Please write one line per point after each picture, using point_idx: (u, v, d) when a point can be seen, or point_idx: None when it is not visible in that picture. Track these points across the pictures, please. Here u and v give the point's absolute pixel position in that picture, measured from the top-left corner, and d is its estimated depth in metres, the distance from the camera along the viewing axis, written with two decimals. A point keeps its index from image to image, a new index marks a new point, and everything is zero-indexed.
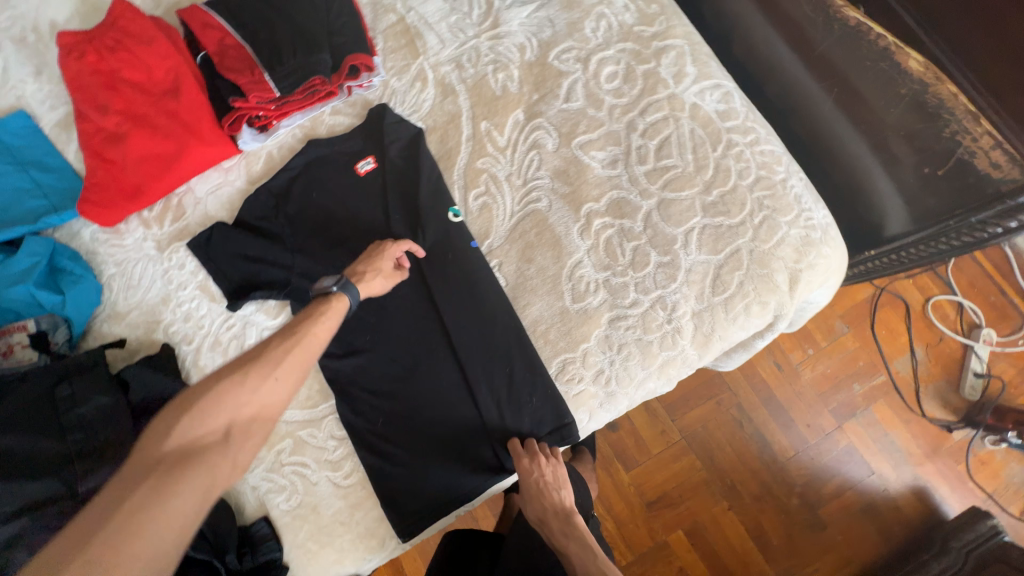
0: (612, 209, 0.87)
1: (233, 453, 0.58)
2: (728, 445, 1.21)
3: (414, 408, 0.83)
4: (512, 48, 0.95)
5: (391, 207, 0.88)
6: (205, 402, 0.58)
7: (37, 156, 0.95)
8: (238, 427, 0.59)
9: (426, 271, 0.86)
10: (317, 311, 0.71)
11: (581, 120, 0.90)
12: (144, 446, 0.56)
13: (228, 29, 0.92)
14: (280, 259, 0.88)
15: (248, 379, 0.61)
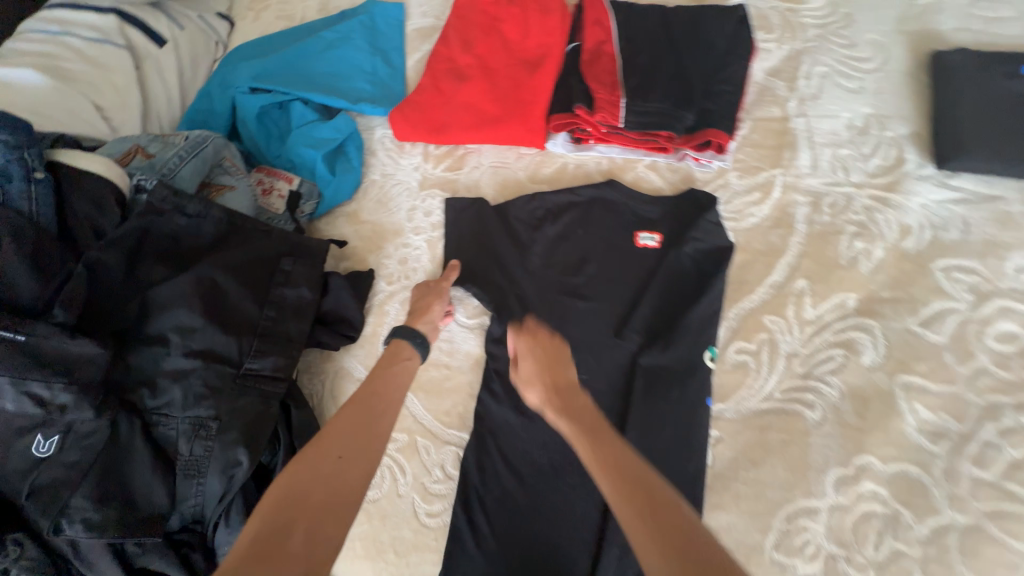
0: (896, 486, 0.64)
1: (338, 502, 0.51)
2: None
3: (532, 511, 0.70)
4: (893, 223, 0.74)
5: (646, 298, 0.76)
6: (309, 456, 0.53)
7: (388, 47, 0.99)
8: (338, 484, 0.52)
9: (640, 387, 0.71)
10: (386, 358, 0.67)
11: (928, 359, 0.68)
12: (267, 493, 0.50)
13: (614, 37, 0.85)
14: (509, 268, 0.81)
15: (338, 438, 0.55)
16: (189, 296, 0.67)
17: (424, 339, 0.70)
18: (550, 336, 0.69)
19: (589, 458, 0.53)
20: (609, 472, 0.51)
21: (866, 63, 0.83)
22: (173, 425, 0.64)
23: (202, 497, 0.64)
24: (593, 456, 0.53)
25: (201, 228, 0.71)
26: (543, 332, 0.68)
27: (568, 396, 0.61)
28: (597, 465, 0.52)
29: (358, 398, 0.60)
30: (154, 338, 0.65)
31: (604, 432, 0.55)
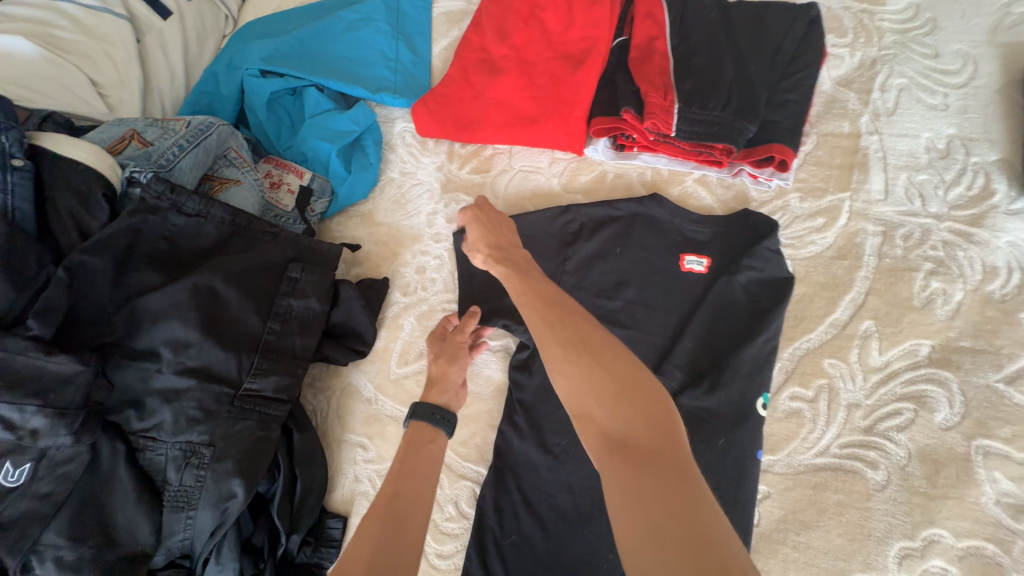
0: (969, 564, 0.57)
1: None
2: None
3: (555, 562, 0.64)
4: (976, 263, 0.66)
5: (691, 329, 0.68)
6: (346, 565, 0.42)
7: (413, 31, 0.90)
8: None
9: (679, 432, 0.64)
10: (407, 440, 0.57)
11: (1012, 422, 0.60)
12: None
13: (669, 32, 0.76)
14: None
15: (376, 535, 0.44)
16: (184, 306, 0.59)
17: (445, 416, 0.61)
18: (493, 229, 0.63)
19: (552, 343, 0.47)
20: (573, 356, 0.45)
21: (953, 76, 0.73)
22: (161, 451, 0.57)
23: (192, 531, 0.58)
24: (560, 343, 0.46)
25: (202, 230, 0.64)
26: (498, 234, 0.63)
27: (532, 284, 0.54)
28: (560, 350, 0.46)
29: (388, 489, 0.50)
30: (144, 352, 0.58)
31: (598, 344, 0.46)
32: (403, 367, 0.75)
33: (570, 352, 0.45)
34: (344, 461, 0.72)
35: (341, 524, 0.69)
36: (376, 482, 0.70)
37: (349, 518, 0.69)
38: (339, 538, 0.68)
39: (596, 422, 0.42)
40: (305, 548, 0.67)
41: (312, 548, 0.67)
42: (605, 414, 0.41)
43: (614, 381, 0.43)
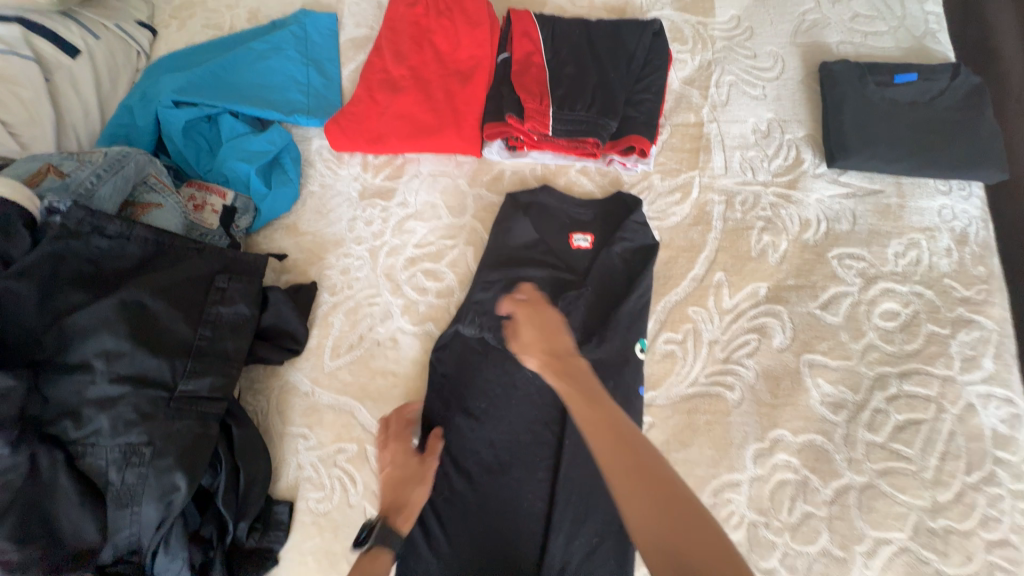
0: (805, 454, 0.72)
1: None
2: None
3: (480, 507, 0.73)
4: (795, 218, 0.83)
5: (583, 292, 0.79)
6: None
7: (321, 57, 0.99)
8: None
9: None
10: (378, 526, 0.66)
11: (827, 339, 0.76)
12: None
13: (542, 48, 0.89)
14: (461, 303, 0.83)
15: None
16: (113, 321, 0.64)
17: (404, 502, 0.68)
18: (558, 343, 0.66)
19: (607, 455, 0.54)
20: (635, 481, 0.52)
21: (768, 72, 0.91)
22: (101, 455, 0.62)
23: (139, 527, 0.62)
24: (609, 449, 0.55)
25: (125, 250, 0.69)
26: (550, 341, 0.66)
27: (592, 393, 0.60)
28: (608, 455, 0.54)
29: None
30: (76, 366, 0.62)
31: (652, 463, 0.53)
32: (336, 359, 0.83)
33: (618, 466, 0.53)
34: (286, 452, 0.78)
35: (286, 508, 0.74)
36: (317, 466, 0.77)
37: (294, 502, 0.75)
38: (285, 521, 0.74)
39: (655, 541, 0.49)
40: (253, 534, 0.72)
41: (259, 533, 0.72)
42: (659, 532, 0.49)
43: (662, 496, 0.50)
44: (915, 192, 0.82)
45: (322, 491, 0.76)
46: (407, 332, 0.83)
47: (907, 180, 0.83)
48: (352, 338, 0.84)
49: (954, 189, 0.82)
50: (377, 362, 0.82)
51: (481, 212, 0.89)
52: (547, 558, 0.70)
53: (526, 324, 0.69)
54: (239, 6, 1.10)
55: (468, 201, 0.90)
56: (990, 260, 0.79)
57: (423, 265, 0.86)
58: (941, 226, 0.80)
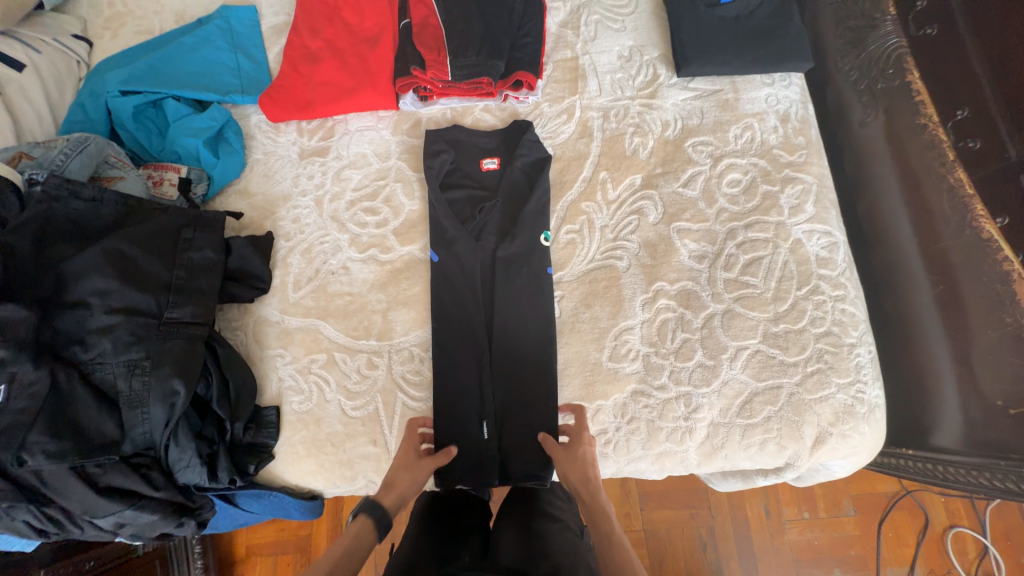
0: (680, 296, 0.91)
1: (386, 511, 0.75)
2: (683, 564, 1.28)
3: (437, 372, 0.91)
4: (657, 120, 1.02)
5: (493, 207, 0.98)
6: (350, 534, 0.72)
7: (248, 44, 1.13)
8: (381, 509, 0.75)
9: (499, 272, 0.94)
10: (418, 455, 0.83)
11: (689, 209, 0.96)
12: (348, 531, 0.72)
13: (434, 9, 1.06)
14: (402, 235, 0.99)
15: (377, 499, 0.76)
16: (100, 265, 0.78)
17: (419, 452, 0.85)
18: (589, 477, 0.79)
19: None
20: None
21: (624, 9, 1.10)
22: (109, 370, 0.76)
23: (149, 424, 0.76)
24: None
25: (101, 211, 0.82)
26: (574, 472, 0.80)
27: (605, 528, 0.73)
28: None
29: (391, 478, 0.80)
30: (75, 303, 0.76)
31: None
32: (299, 291, 0.98)
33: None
34: (268, 369, 0.93)
35: (274, 411, 0.90)
36: (295, 376, 0.92)
37: (280, 407, 0.90)
38: (274, 421, 0.89)
39: None
40: (249, 432, 0.87)
41: (254, 431, 0.87)
42: None
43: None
44: (746, 87, 1.03)
45: (301, 395, 0.91)
46: (356, 260, 0.99)
47: (740, 78, 1.04)
48: (310, 272, 0.99)
49: (777, 81, 1.03)
50: (334, 287, 0.98)
51: (405, 154, 1.05)
52: (491, 400, 0.90)
53: (576, 465, 0.80)
54: (165, 10, 1.22)
55: (393, 147, 1.06)
56: (807, 131, 1.00)
57: (362, 204, 1.02)
58: (768, 110, 1.01)
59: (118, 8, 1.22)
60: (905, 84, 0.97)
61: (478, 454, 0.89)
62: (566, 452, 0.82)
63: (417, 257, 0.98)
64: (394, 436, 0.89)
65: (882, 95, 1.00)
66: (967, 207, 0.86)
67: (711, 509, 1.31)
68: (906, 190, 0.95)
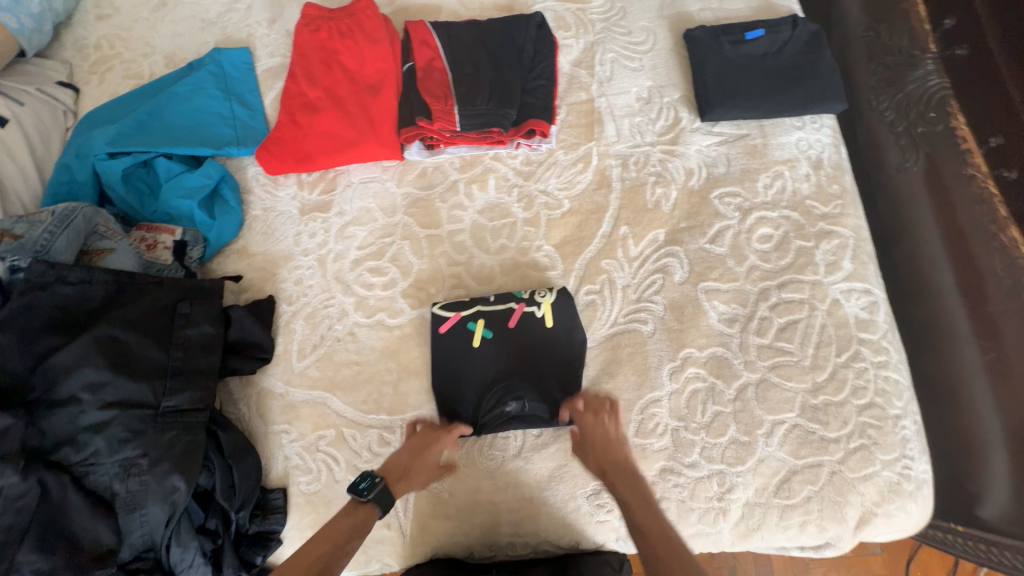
0: (710, 364, 0.85)
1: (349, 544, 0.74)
2: None
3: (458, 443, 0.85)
4: (680, 169, 0.96)
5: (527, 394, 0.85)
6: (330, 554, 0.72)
7: (243, 90, 1.07)
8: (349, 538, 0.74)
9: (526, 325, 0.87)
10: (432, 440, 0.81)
11: (718, 267, 0.90)
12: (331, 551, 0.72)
13: (441, 53, 0.99)
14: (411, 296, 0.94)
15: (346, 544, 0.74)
16: (91, 355, 0.73)
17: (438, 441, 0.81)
18: (615, 447, 0.78)
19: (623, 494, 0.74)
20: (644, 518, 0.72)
21: (641, 46, 1.04)
22: (103, 472, 0.71)
23: (149, 526, 0.72)
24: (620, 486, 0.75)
25: (90, 294, 0.77)
26: (600, 455, 0.77)
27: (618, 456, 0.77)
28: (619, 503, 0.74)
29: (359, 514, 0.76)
30: (64, 401, 0.71)
31: (655, 517, 0.72)
32: (303, 359, 0.92)
33: (633, 509, 0.73)
34: (272, 447, 0.87)
35: (281, 494, 0.84)
36: (302, 455, 0.86)
37: (287, 488, 0.85)
38: (281, 505, 0.84)
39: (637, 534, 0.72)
40: (255, 518, 0.83)
41: (260, 518, 0.83)
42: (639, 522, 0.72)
43: (644, 501, 0.74)
44: (775, 131, 0.96)
45: (309, 475, 0.85)
46: (363, 325, 0.93)
47: (768, 122, 0.97)
48: (315, 339, 0.93)
49: (808, 123, 0.97)
50: (341, 355, 0.92)
51: (412, 208, 0.99)
52: (513, 469, 0.84)
53: (601, 438, 0.78)
54: (154, 52, 1.15)
55: (398, 201, 0.99)
56: (842, 178, 0.94)
57: (368, 264, 0.96)
58: (799, 156, 0.95)
59: (105, 50, 1.16)
60: (949, 128, 0.90)
61: (488, 524, 0.83)
62: (583, 441, 0.80)
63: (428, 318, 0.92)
64: (407, 517, 0.83)
65: (923, 139, 0.94)
66: None
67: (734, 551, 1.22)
68: (949, 243, 0.89)
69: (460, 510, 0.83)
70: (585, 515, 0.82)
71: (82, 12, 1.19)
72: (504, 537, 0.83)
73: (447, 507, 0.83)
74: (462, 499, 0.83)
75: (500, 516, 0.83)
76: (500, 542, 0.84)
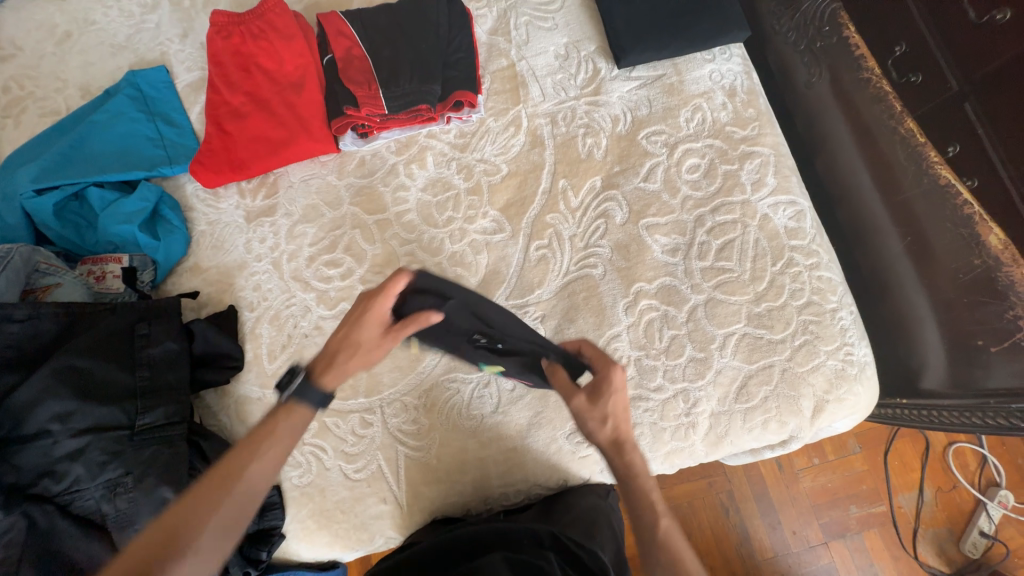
0: (660, 294, 0.91)
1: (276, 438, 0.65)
2: (709, 528, 1.27)
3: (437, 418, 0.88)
4: (606, 117, 1.00)
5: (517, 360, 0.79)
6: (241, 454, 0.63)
7: (166, 109, 1.05)
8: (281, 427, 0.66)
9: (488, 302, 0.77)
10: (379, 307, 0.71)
11: (654, 203, 0.95)
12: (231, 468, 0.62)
13: (357, 41, 1.00)
14: (370, 281, 0.96)
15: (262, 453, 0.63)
16: (53, 386, 0.73)
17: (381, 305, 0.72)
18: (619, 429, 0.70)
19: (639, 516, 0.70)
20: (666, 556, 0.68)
21: (551, 4, 1.07)
22: (89, 495, 0.72)
23: None
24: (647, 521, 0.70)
25: (40, 330, 0.77)
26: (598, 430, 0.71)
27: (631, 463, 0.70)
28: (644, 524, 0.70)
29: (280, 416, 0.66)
30: (35, 434, 0.72)
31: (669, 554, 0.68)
32: (274, 361, 0.93)
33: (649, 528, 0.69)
34: None
35: (275, 491, 0.86)
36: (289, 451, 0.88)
37: (281, 484, 0.87)
38: (277, 501, 0.86)
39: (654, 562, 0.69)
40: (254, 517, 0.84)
41: (258, 516, 0.84)
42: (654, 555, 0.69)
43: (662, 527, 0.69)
44: (688, 67, 1.01)
45: (300, 468, 0.87)
46: (328, 317, 0.95)
47: (680, 59, 1.02)
48: (283, 339, 0.94)
49: (717, 55, 1.02)
50: (310, 350, 0.93)
51: (356, 197, 1.00)
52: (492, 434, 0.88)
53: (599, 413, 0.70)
54: (67, 85, 1.12)
55: (342, 193, 1.01)
56: (756, 102, 0.99)
57: (322, 258, 0.97)
58: (714, 88, 1.00)
59: (15, 91, 1.13)
60: (842, 39, 0.96)
61: (479, 481, 0.87)
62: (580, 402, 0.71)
63: None
64: (401, 489, 0.87)
65: (823, 53, 1.00)
66: (922, 155, 0.86)
67: (727, 475, 1.29)
68: (861, 145, 0.95)
69: (451, 473, 0.87)
70: (568, 453, 0.87)
71: None
72: (497, 489, 0.88)
73: (436, 474, 0.87)
74: (448, 464, 0.87)
75: (488, 472, 0.87)
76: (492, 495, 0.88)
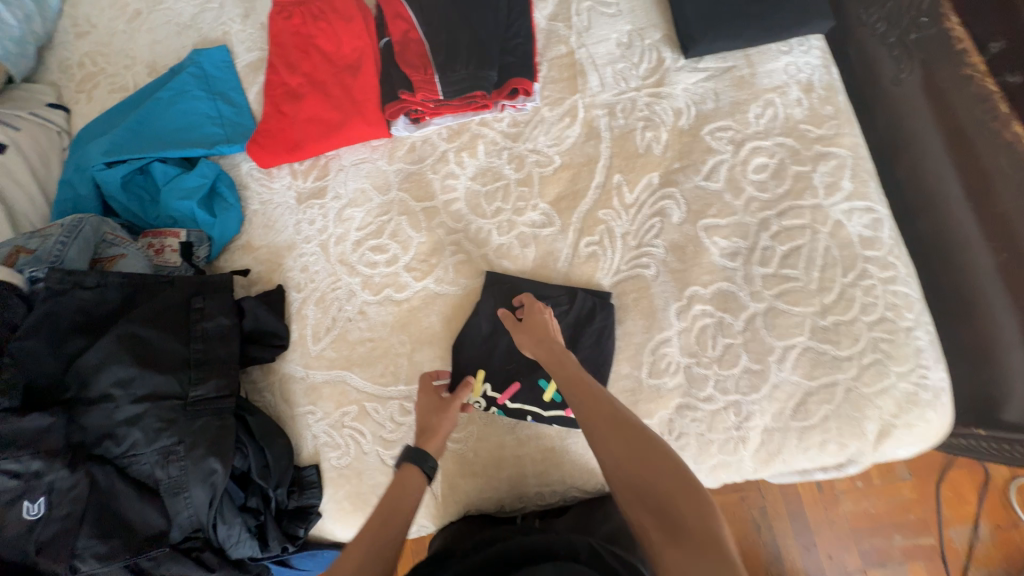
0: (716, 300, 0.86)
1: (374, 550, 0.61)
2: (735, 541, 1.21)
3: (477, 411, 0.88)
4: (668, 110, 0.95)
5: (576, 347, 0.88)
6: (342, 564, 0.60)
7: (226, 88, 1.07)
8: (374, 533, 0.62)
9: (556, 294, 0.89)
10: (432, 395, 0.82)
11: (715, 203, 0.89)
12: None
13: (415, 24, 0.98)
14: (414, 269, 0.95)
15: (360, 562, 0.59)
16: (117, 353, 0.76)
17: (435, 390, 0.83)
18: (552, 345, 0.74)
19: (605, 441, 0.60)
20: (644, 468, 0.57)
21: None
22: (145, 460, 0.75)
23: (194, 507, 0.76)
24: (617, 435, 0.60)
25: (106, 298, 0.80)
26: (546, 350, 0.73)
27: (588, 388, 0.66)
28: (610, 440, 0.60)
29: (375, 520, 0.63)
30: (99, 397, 0.75)
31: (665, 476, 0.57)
32: (318, 343, 0.94)
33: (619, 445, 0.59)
34: (300, 428, 0.90)
35: (314, 470, 0.88)
36: (330, 432, 0.89)
37: (319, 464, 0.88)
38: (315, 480, 0.87)
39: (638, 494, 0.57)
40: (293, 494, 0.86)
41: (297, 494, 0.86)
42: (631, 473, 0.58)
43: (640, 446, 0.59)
44: (761, 58, 0.94)
45: (338, 450, 0.88)
46: (372, 302, 0.95)
47: (753, 50, 0.95)
48: (327, 321, 0.95)
49: (795, 47, 0.95)
50: (354, 334, 0.94)
51: (405, 183, 0.99)
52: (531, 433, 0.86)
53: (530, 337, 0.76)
54: (136, 62, 1.16)
55: (391, 178, 1.00)
56: (835, 98, 0.92)
57: (369, 243, 0.97)
58: (789, 81, 0.93)
59: (89, 67, 1.17)
60: (942, 31, 0.88)
61: (516, 477, 0.86)
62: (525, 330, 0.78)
63: (433, 291, 0.93)
64: (436, 480, 0.86)
65: (917, 47, 0.91)
66: None
67: (761, 491, 1.23)
68: (953, 150, 0.87)
69: (488, 466, 0.86)
70: None
71: (62, 33, 1.20)
72: (533, 487, 0.86)
73: (475, 467, 0.86)
74: (486, 458, 0.86)
75: (526, 470, 0.86)
76: (528, 494, 0.86)
